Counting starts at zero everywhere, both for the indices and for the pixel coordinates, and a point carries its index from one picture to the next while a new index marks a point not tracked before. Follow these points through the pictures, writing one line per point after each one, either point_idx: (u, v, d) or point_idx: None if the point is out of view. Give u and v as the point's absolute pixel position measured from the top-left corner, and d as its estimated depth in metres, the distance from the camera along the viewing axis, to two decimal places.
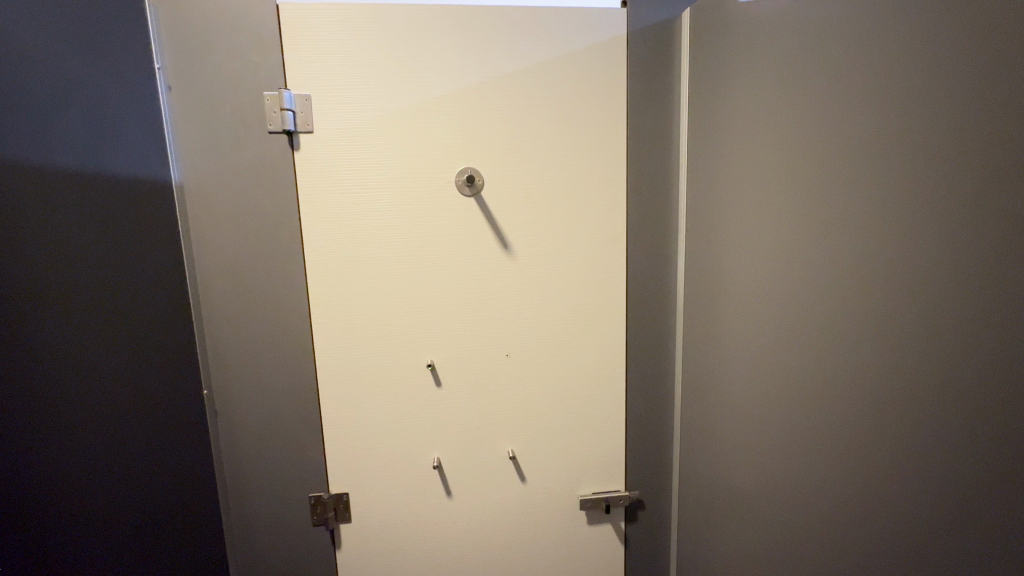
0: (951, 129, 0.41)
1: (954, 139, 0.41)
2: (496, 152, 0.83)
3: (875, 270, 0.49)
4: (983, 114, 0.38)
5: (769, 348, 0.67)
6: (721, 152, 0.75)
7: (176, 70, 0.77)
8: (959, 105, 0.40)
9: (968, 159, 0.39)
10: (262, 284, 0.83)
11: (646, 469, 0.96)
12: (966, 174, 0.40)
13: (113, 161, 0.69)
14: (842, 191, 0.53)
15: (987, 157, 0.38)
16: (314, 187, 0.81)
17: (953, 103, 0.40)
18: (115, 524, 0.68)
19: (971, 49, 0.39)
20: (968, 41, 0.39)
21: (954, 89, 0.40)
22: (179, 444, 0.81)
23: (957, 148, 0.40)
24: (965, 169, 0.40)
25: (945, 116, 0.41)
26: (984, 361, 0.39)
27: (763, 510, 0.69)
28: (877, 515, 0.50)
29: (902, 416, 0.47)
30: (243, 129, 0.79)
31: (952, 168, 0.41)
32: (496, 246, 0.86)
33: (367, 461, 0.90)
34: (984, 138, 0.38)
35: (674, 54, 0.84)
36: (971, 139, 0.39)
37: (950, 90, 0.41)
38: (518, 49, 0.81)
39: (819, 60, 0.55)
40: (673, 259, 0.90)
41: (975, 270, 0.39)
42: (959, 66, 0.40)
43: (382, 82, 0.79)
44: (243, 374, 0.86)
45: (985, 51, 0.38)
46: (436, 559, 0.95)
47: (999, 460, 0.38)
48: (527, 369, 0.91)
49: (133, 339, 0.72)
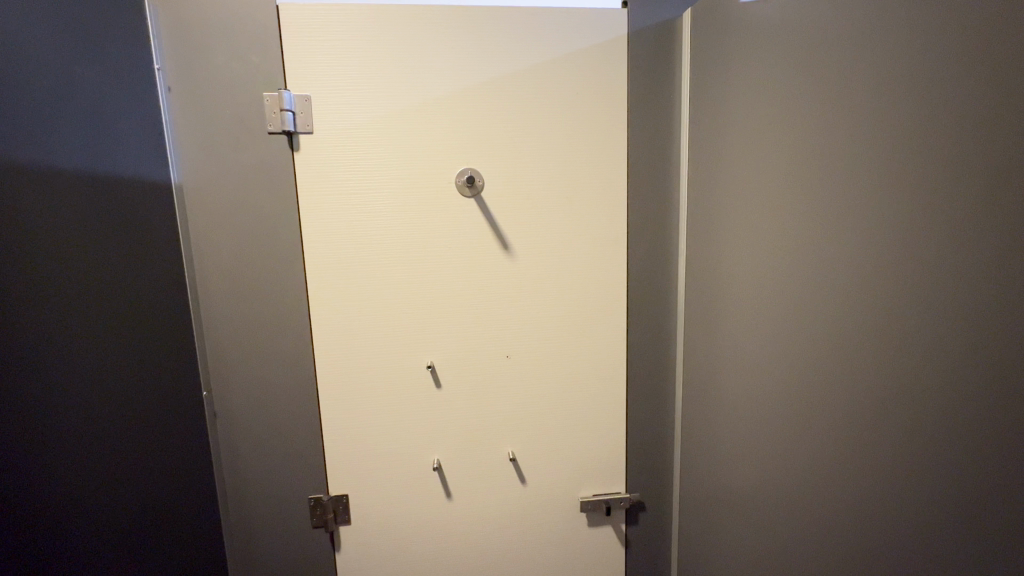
0: (950, 129, 0.41)
1: (953, 139, 0.40)
2: (497, 152, 0.83)
3: (875, 271, 0.48)
4: (983, 113, 0.38)
5: (771, 348, 0.67)
6: (723, 153, 0.75)
7: (177, 70, 0.77)
8: (959, 105, 0.40)
9: (968, 159, 0.39)
10: (262, 285, 0.83)
11: (647, 470, 0.96)
12: (965, 174, 0.39)
13: (114, 162, 0.69)
14: (843, 191, 0.53)
15: (986, 157, 0.38)
16: (314, 188, 0.81)
17: (953, 103, 0.40)
18: (116, 526, 0.68)
19: (970, 48, 0.39)
20: (968, 41, 0.39)
21: (955, 88, 0.40)
22: (179, 445, 0.81)
23: (957, 148, 0.40)
24: (965, 168, 0.39)
25: (945, 115, 0.41)
26: (982, 363, 0.39)
27: (764, 511, 0.69)
28: (877, 516, 0.50)
29: (902, 417, 0.46)
30: (243, 130, 0.79)
31: (953, 168, 0.40)
32: (496, 246, 0.86)
33: (367, 462, 0.90)
34: (984, 137, 0.38)
35: (675, 54, 0.84)
36: (971, 138, 0.39)
37: (951, 89, 0.40)
38: (519, 48, 0.81)
39: (820, 59, 0.55)
40: (674, 260, 0.90)
41: (973, 271, 0.39)
42: (959, 65, 0.40)
43: (383, 82, 0.79)
44: (242, 375, 0.86)
45: (985, 49, 0.38)
46: (436, 561, 0.94)
47: (997, 461, 0.38)
48: (527, 370, 0.91)
49: (133, 340, 0.72)
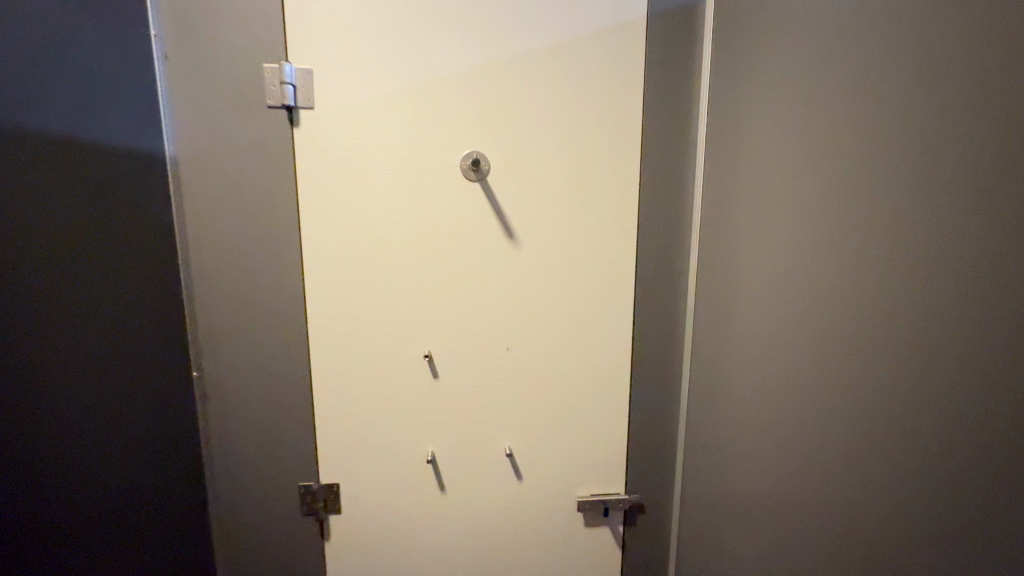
0: (971, 124, 0.37)
1: (973, 132, 0.37)
2: (504, 135, 0.79)
3: (888, 271, 0.45)
4: (1000, 106, 0.35)
5: (779, 347, 0.63)
6: (740, 144, 0.71)
7: (173, 37, 0.73)
8: (978, 98, 0.37)
9: (985, 156, 0.36)
10: (256, 265, 0.81)
11: (647, 471, 0.93)
12: (982, 172, 0.36)
13: (102, 130, 0.66)
14: (859, 189, 0.49)
15: (1003, 153, 0.35)
16: (313, 166, 0.78)
17: (973, 98, 0.37)
18: (91, 509, 0.66)
19: (998, 31, 0.35)
20: (991, 25, 0.36)
21: (976, 78, 0.37)
22: (164, 425, 0.79)
23: (976, 143, 0.37)
24: (981, 167, 0.36)
25: (964, 108, 0.38)
26: (998, 378, 0.36)
27: (765, 520, 0.66)
28: (881, 536, 0.47)
29: (914, 433, 0.43)
30: (241, 103, 0.76)
31: (970, 166, 0.37)
32: (498, 232, 0.83)
33: (357, 450, 0.87)
34: (999, 132, 0.35)
35: (697, 37, 0.79)
36: (989, 133, 0.36)
37: (972, 80, 0.37)
38: (533, 28, 0.77)
39: (844, 44, 0.51)
40: (683, 256, 0.86)
41: (989, 277, 0.36)
42: (981, 53, 0.36)
43: (386, 58, 0.76)
44: (233, 358, 0.83)
45: (1004, 39, 0.35)
46: (427, 556, 0.92)
47: (1005, 477, 0.36)
48: (527, 363, 0.88)
49: (117, 315, 0.70)
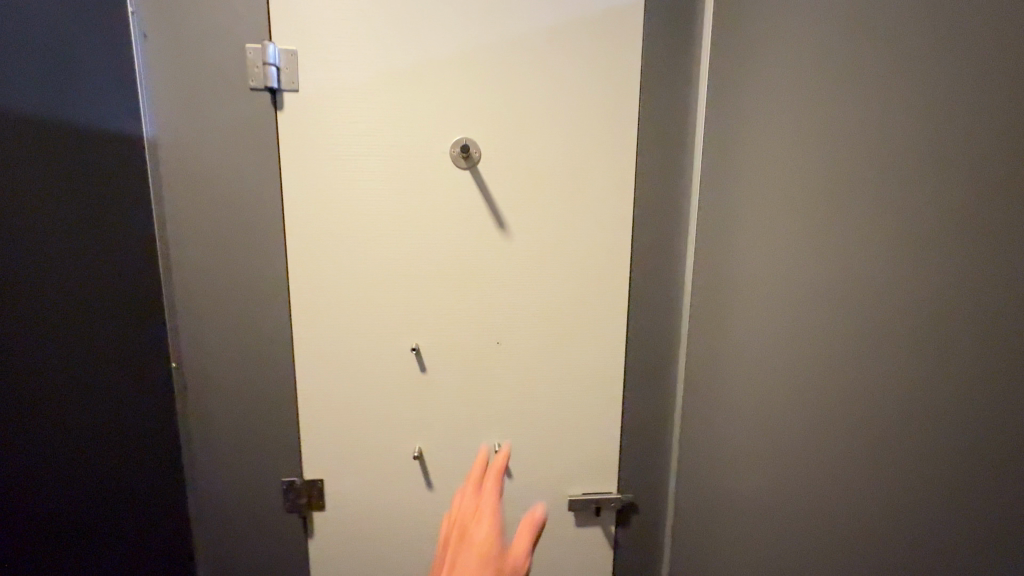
0: (983, 103, 0.35)
1: (985, 111, 0.35)
2: (496, 121, 0.77)
3: (892, 262, 0.42)
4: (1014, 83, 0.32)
5: (775, 343, 0.61)
6: (739, 132, 0.69)
7: (152, 15, 0.71)
8: (992, 76, 0.34)
9: (998, 137, 0.34)
10: (238, 253, 0.78)
11: (640, 469, 0.91)
12: (995, 154, 0.34)
13: (79, 109, 0.64)
14: (862, 177, 0.46)
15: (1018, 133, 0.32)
16: (297, 151, 0.76)
17: (986, 75, 0.34)
18: (75, 503, 0.64)
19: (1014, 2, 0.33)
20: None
21: (990, 53, 0.34)
22: (146, 417, 0.77)
23: (988, 123, 0.34)
24: (994, 148, 0.34)
25: (976, 87, 0.35)
26: (1007, 375, 0.33)
27: (759, 522, 0.64)
28: (878, 541, 0.44)
29: (916, 433, 0.41)
30: (222, 85, 0.73)
31: (982, 148, 0.35)
32: (489, 222, 0.80)
33: (342, 445, 0.85)
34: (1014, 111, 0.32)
35: (697, 22, 0.77)
36: (1002, 113, 0.33)
37: (986, 56, 0.35)
38: (528, 10, 0.75)
39: (849, 23, 0.49)
40: (680, 249, 0.84)
41: (1000, 267, 0.34)
42: (996, 26, 0.34)
43: (375, 40, 0.73)
44: (214, 349, 0.81)
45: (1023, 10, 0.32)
46: (414, 554, 0.90)
47: (1010, 482, 0.33)
48: (517, 358, 0.85)
49: (100, 303, 0.68)
